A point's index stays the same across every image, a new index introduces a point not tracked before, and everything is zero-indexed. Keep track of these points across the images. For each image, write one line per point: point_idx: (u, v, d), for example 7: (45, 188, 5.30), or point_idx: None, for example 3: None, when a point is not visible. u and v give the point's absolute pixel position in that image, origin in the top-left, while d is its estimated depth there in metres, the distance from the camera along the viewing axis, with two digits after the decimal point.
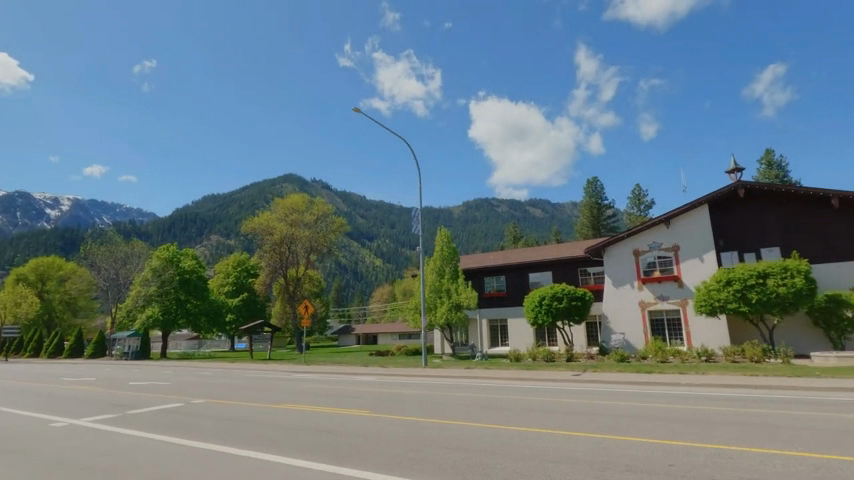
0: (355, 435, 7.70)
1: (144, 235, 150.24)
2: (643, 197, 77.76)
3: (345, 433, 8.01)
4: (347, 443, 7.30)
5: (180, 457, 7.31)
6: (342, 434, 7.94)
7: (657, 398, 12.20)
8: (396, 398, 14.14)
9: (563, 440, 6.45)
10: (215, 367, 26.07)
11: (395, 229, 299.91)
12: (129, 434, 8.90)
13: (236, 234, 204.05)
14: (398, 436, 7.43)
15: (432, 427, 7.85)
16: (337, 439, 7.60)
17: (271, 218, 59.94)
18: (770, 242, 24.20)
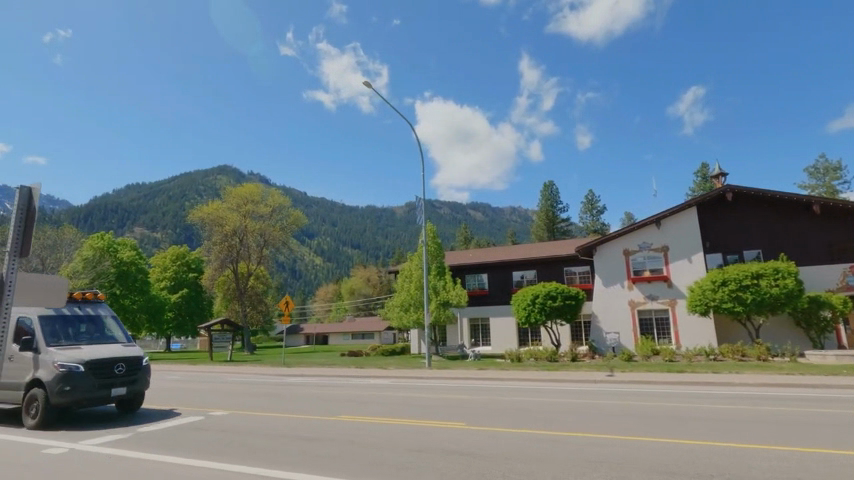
0: (491, 445, 6.23)
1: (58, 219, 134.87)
2: (596, 202, 80.60)
3: (473, 441, 6.56)
4: (496, 453, 5.87)
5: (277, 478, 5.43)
6: (468, 441, 6.48)
7: (727, 400, 11.61)
8: (437, 402, 12.63)
9: (784, 459, 5.39)
10: (181, 370, 22.89)
11: (338, 225, 293.24)
12: (164, 458, 6.66)
13: (164, 228, 188.67)
14: (554, 445, 6.13)
15: (576, 437, 6.64)
16: (472, 449, 6.06)
17: (222, 207, 55.28)
18: (753, 245, 25.18)
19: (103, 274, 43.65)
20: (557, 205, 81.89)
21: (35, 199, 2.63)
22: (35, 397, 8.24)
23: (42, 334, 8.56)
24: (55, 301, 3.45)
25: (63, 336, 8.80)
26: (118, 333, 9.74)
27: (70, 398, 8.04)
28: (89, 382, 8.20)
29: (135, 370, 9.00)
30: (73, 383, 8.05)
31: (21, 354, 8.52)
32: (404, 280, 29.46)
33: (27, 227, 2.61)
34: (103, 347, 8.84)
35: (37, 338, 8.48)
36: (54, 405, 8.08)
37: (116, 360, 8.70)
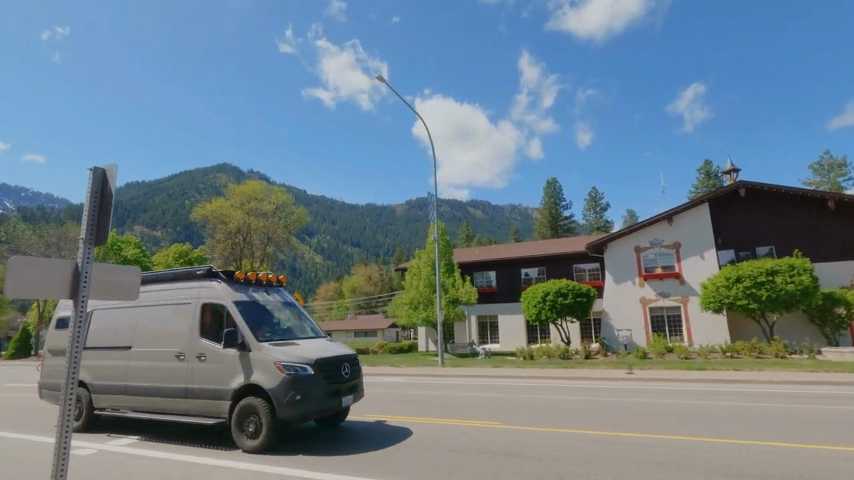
0: (536, 447, 6.24)
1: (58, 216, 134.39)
2: (600, 200, 80.29)
3: (514, 442, 6.52)
4: (545, 455, 5.87)
5: (328, 476, 5.37)
6: (509, 443, 6.44)
7: (753, 398, 11.52)
8: (458, 399, 12.53)
9: (840, 462, 5.35)
10: None
11: (338, 223, 292.74)
12: (199, 457, 6.52)
13: (164, 226, 187.92)
14: (600, 447, 6.08)
15: (618, 438, 6.59)
16: (520, 450, 6.06)
17: (225, 205, 54.92)
18: (765, 241, 25.01)
19: None
20: (560, 202, 81.70)
21: (111, 181, 2.62)
22: (251, 408, 6.50)
23: (246, 327, 6.87)
24: (126, 298, 3.20)
25: (265, 329, 7.11)
26: (307, 324, 7.97)
27: (301, 409, 6.33)
28: (321, 389, 6.51)
29: (357, 371, 7.33)
30: (306, 390, 6.38)
31: (220, 350, 6.87)
32: (413, 278, 29.26)
33: (104, 214, 2.57)
34: (318, 344, 7.17)
35: (243, 330, 6.85)
36: (281, 419, 6.34)
37: (340, 360, 7.05)
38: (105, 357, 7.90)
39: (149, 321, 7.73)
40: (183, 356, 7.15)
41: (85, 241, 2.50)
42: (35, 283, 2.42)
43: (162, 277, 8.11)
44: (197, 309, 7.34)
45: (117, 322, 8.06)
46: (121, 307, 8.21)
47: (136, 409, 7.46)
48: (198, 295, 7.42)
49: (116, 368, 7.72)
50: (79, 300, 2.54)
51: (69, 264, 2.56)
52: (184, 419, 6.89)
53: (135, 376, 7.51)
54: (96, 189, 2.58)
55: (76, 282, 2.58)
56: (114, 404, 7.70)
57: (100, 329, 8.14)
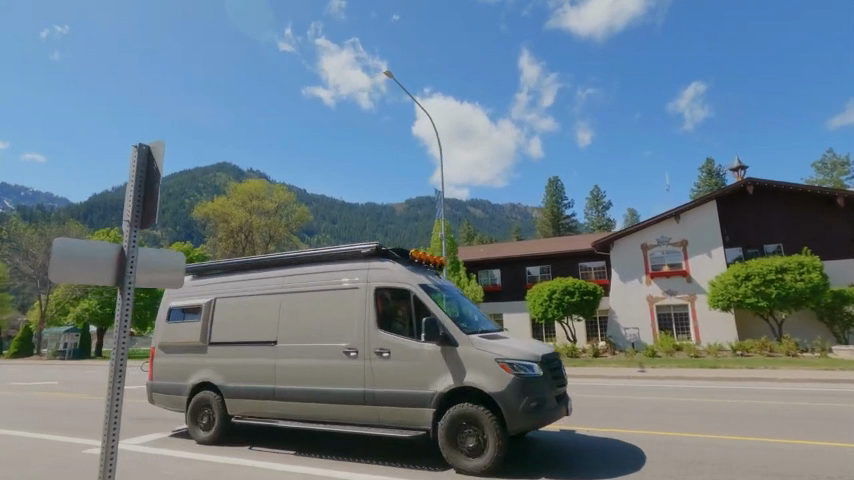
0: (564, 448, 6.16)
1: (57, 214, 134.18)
2: (602, 198, 80.08)
3: (539, 442, 6.41)
4: (575, 457, 5.79)
5: (353, 475, 5.25)
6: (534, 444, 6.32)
7: (770, 397, 11.40)
8: None
9: None
10: None
11: (339, 222, 292.49)
12: (217, 456, 6.39)
13: (164, 225, 187.53)
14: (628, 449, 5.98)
15: (644, 439, 6.49)
16: (547, 453, 5.99)
17: (227, 203, 54.69)
18: (773, 239, 24.85)
19: None
20: (562, 200, 81.49)
21: (155, 158, 2.53)
22: (467, 417, 5.26)
23: (445, 318, 5.70)
24: (171, 285, 3.02)
25: (460, 319, 5.92)
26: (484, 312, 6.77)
27: (538, 419, 5.11)
28: (551, 392, 5.29)
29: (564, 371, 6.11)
30: (539, 395, 5.16)
31: (406, 343, 5.77)
32: None
33: (148, 198, 2.47)
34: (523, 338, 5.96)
35: (438, 319, 5.70)
36: (513, 432, 5.10)
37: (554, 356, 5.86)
38: (241, 354, 6.85)
39: (304, 311, 6.63)
40: (355, 353, 6.04)
41: (126, 221, 2.43)
42: (83, 262, 2.33)
43: (311, 259, 6.94)
44: (370, 295, 6.23)
45: (257, 312, 6.96)
46: (259, 294, 7.10)
47: (286, 415, 6.41)
48: (368, 278, 6.33)
49: (258, 367, 6.66)
50: (123, 285, 2.43)
51: (114, 247, 2.44)
52: (361, 431, 5.80)
53: (287, 376, 6.43)
54: (139, 163, 2.48)
55: (120, 265, 2.45)
56: (251, 411, 6.65)
57: (235, 322, 7.10)
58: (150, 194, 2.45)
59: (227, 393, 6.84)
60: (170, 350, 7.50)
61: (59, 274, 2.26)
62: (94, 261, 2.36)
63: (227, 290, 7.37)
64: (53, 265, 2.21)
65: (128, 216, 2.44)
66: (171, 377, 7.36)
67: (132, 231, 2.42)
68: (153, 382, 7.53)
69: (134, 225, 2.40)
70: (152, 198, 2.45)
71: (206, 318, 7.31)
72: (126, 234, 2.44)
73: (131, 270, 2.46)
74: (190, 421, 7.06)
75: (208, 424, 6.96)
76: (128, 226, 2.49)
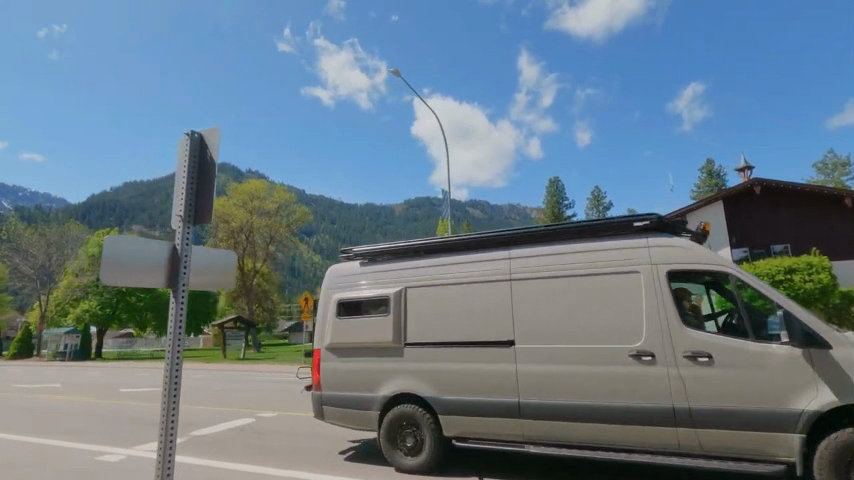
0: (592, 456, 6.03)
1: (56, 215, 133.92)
2: (603, 199, 80.00)
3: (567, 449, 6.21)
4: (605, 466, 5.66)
5: None
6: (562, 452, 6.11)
7: None
8: None
9: None
10: (200, 370, 22.47)
11: (338, 223, 292.01)
12: (233, 465, 6.15)
13: (162, 226, 187.01)
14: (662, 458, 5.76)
15: None
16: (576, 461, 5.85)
17: (228, 204, 54.46)
18: (780, 240, 24.75)
19: None
20: (563, 201, 81.43)
21: (207, 146, 2.72)
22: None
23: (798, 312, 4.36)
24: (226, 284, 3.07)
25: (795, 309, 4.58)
26: None
27: None
28: None
29: None
30: None
31: (734, 344, 4.45)
32: None
33: (200, 196, 2.64)
34: None
35: (780, 311, 4.34)
36: None
37: None
38: (470, 358, 5.47)
39: (553, 304, 5.22)
40: (651, 358, 4.68)
41: (177, 218, 2.52)
42: (140, 261, 2.37)
43: (557, 236, 5.41)
44: (661, 280, 4.82)
45: (474, 306, 5.59)
46: (477, 281, 5.67)
47: (541, 438, 5.08)
48: (652, 259, 4.89)
49: (491, 375, 5.31)
50: (179, 285, 2.48)
51: (166, 243, 2.50)
52: (676, 462, 4.48)
53: (534, 386, 5.12)
54: (188, 155, 2.63)
55: (173, 261, 2.50)
56: (476, 430, 5.36)
57: (439, 319, 5.73)
58: (204, 190, 2.62)
59: (443, 409, 5.49)
60: (347, 352, 6.14)
61: (112, 278, 2.24)
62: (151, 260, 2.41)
63: (423, 278, 5.94)
64: (106, 266, 2.21)
65: (181, 212, 2.54)
66: (349, 386, 6.03)
67: (187, 228, 2.53)
68: (323, 392, 6.20)
69: (188, 221, 2.53)
70: (208, 196, 2.63)
71: (397, 310, 5.95)
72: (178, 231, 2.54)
73: (186, 268, 2.52)
74: (385, 442, 5.71)
75: (415, 448, 5.60)
76: (175, 223, 2.58)
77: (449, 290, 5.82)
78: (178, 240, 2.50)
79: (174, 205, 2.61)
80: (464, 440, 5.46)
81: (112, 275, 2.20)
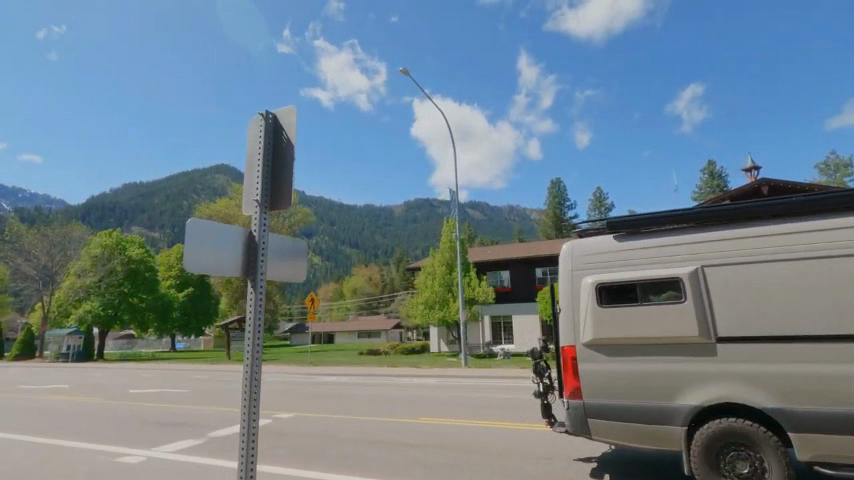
0: (633, 452, 5.81)
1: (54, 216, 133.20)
2: (604, 200, 79.95)
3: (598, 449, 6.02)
4: (648, 463, 5.43)
5: None
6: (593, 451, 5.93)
7: None
8: (497, 401, 12.01)
9: None
10: (205, 371, 22.18)
11: (338, 224, 291.78)
12: (253, 466, 5.95)
13: (162, 228, 186.72)
14: None
15: None
16: (616, 458, 5.60)
17: (230, 205, 54.36)
18: None
19: (113, 272, 43.38)
20: (564, 202, 81.29)
21: (284, 128, 2.70)
22: None
23: None
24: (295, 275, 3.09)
25: None
26: None
27: None
28: None
29: None
30: None
31: None
32: (427, 278, 28.82)
33: (274, 180, 2.65)
34: None
35: None
36: None
37: None
38: (833, 361, 3.94)
39: None
40: None
41: (251, 202, 2.55)
42: (222, 242, 2.36)
43: None
44: None
45: (802, 284, 4.17)
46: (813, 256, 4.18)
47: None
48: None
49: None
50: (255, 271, 2.47)
51: (243, 227, 2.51)
52: None
53: None
54: (260, 136, 2.63)
55: (248, 247, 2.51)
56: (845, 454, 3.92)
57: (755, 304, 4.28)
58: (280, 171, 2.64)
59: (794, 424, 4.02)
60: (621, 350, 4.70)
61: (194, 264, 2.25)
62: (230, 242, 2.40)
63: (746, 250, 4.40)
64: (190, 247, 2.21)
65: (256, 195, 2.57)
66: (631, 392, 4.63)
67: (262, 213, 2.54)
68: (585, 402, 4.82)
69: (263, 205, 2.55)
70: (285, 178, 2.63)
71: (697, 295, 4.46)
72: (253, 212, 2.54)
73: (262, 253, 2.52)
74: None
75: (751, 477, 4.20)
76: (248, 209, 2.59)
77: (767, 269, 4.32)
78: (254, 225, 2.50)
79: (249, 189, 2.64)
80: (828, 464, 4.03)
81: (194, 257, 2.21)
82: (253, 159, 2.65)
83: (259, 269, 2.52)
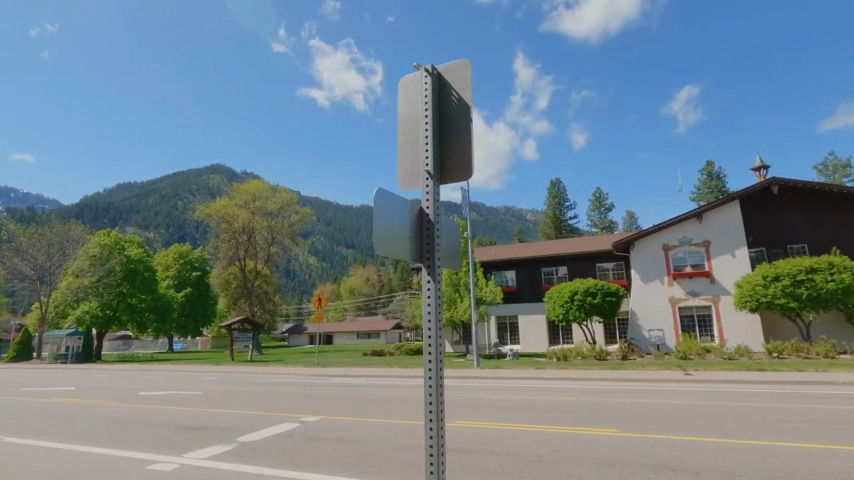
0: (693, 457, 5.59)
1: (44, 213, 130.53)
2: (604, 200, 80.00)
3: (653, 452, 5.82)
4: (715, 468, 5.20)
5: None
6: (650, 455, 5.71)
7: (835, 401, 10.93)
8: (519, 402, 11.78)
9: None
10: (210, 372, 21.74)
11: (333, 225, 290.98)
12: (297, 472, 5.67)
13: (157, 229, 185.31)
14: (761, 461, 5.38)
15: (765, 448, 5.93)
16: (683, 463, 5.34)
17: (230, 204, 53.64)
18: (797, 240, 24.63)
19: (112, 272, 42.75)
20: (564, 202, 81.09)
21: (451, 86, 2.32)
22: None
23: None
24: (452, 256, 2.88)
25: None
26: None
27: None
28: None
29: None
30: None
31: None
32: None
33: (444, 147, 2.30)
34: None
35: None
36: None
37: None
38: None
39: None
40: None
41: (421, 174, 2.24)
42: (398, 221, 2.13)
43: None
44: None
45: None
46: None
47: None
48: None
49: None
50: (430, 255, 2.20)
51: (412, 203, 2.25)
52: None
53: None
54: (426, 95, 2.30)
55: (419, 224, 2.24)
56: None
57: None
58: (450, 136, 2.28)
59: None
60: None
61: (379, 249, 2.06)
62: (404, 220, 2.15)
63: None
64: (376, 231, 2.00)
65: (423, 166, 2.27)
66: None
67: (433, 186, 2.24)
68: None
69: (434, 175, 2.24)
70: (459, 142, 2.27)
71: None
72: (422, 187, 2.25)
73: (432, 233, 2.22)
74: None
75: None
76: (415, 183, 2.30)
77: None
78: (426, 199, 2.21)
79: (414, 158, 2.32)
80: None
81: (377, 238, 2.00)
82: (420, 121, 2.30)
83: (432, 251, 2.24)
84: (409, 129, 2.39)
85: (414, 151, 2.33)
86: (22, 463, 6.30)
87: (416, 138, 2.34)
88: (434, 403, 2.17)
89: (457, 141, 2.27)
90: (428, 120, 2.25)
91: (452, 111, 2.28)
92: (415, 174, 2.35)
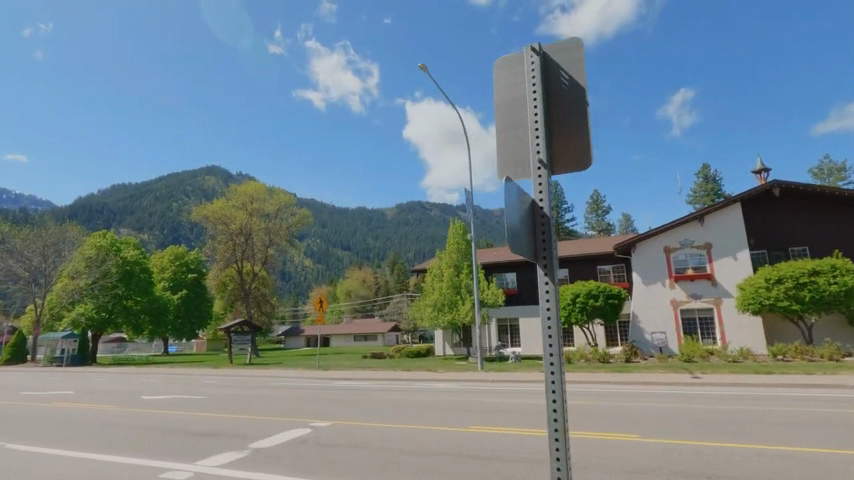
0: (721, 465, 5.49)
1: (36, 214, 128.72)
2: (601, 202, 80.18)
3: (678, 460, 5.71)
4: (747, 477, 5.09)
5: None
6: (676, 463, 5.60)
7: (848, 405, 10.87)
8: (529, 407, 11.64)
9: None
10: (209, 376, 21.40)
11: (329, 227, 289.86)
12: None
13: (152, 230, 183.98)
14: (790, 469, 5.28)
15: (790, 455, 5.84)
16: (712, 472, 5.23)
17: (227, 205, 53.23)
18: (797, 243, 24.67)
19: (108, 274, 42.29)
20: (562, 205, 81.12)
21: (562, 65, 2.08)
22: None
23: None
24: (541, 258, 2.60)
25: None
26: None
27: None
28: None
29: None
30: None
31: None
32: (434, 280, 28.37)
33: (553, 135, 2.05)
34: None
35: None
36: None
37: None
38: None
39: None
40: None
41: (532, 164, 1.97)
42: (515, 215, 1.83)
43: None
44: None
45: None
46: None
47: None
48: None
49: None
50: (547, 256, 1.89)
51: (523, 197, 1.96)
52: None
53: None
54: (535, 76, 2.06)
55: (531, 221, 1.95)
56: None
57: None
58: (560, 123, 2.04)
59: None
60: None
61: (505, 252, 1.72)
62: (520, 216, 1.86)
63: None
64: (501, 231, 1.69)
65: (532, 154, 2.01)
66: None
67: (545, 177, 1.98)
68: None
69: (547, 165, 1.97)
70: (573, 130, 2.02)
71: None
72: (534, 178, 1.97)
73: (547, 228, 1.93)
74: None
75: None
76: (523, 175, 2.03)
77: None
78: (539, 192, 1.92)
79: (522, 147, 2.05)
80: None
81: None
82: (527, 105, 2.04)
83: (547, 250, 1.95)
84: (512, 115, 2.15)
85: (520, 139, 2.08)
86: (28, 471, 6.11)
87: (522, 124, 2.10)
88: (557, 422, 1.89)
89: (574, 126, 1.99)
90: (540, 102, 2.00)
91: (564, 93, 2.02)
92: (521, 165, 2.08)
